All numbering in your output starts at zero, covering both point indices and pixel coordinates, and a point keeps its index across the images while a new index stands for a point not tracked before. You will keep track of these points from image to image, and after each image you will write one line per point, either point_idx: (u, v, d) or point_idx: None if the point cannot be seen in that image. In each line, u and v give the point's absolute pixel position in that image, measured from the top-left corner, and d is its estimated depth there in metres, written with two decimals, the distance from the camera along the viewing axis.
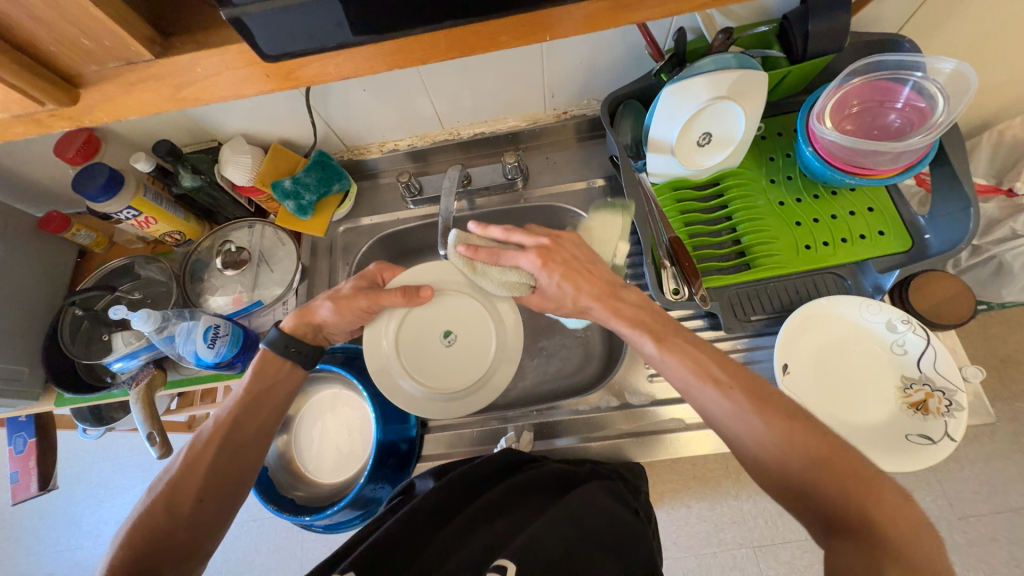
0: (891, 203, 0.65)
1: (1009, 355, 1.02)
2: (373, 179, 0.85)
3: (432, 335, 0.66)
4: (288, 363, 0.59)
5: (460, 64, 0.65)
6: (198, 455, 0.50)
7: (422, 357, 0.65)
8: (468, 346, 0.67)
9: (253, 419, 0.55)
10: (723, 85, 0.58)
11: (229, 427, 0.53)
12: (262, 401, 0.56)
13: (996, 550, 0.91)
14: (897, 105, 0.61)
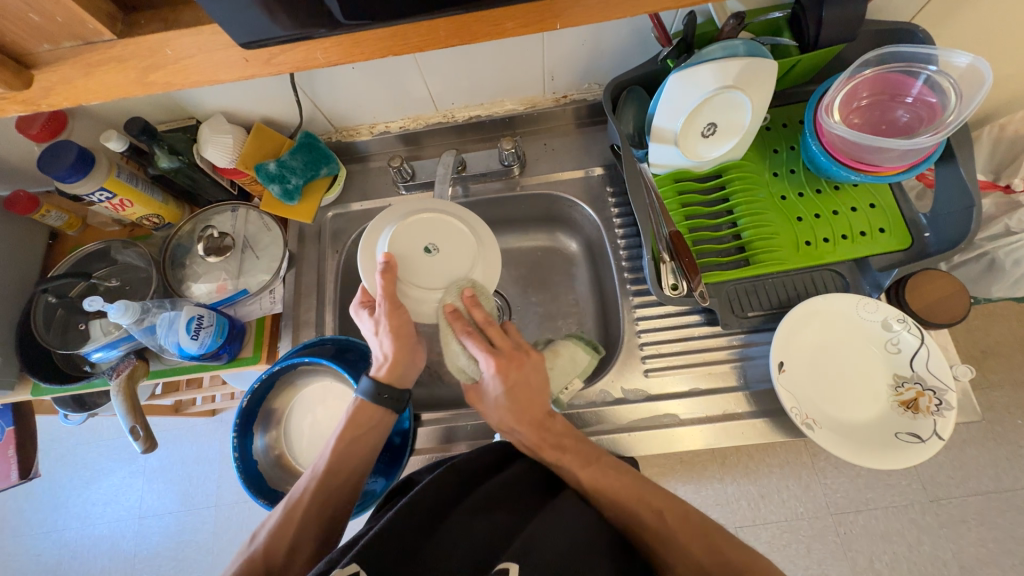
0: (893, 200, 0.65)
1: (990, 347, 1.04)
2: (364, 162, 0.81)
3: (413, 246, 0.62)
4: (383, 410, 0.59)
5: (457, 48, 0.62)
6: (295, 504, 0.55)
7: (423, 273, 0.62)
8: (454, 253, 0.63)
9: (344, 462, 0.57)
10: (731, 74, 0.56)
11: (325, 475, 0.56)
12: (356, 444, 0.58)
13: (965, 531, 0.94)
14: (907, 100, 0.59)
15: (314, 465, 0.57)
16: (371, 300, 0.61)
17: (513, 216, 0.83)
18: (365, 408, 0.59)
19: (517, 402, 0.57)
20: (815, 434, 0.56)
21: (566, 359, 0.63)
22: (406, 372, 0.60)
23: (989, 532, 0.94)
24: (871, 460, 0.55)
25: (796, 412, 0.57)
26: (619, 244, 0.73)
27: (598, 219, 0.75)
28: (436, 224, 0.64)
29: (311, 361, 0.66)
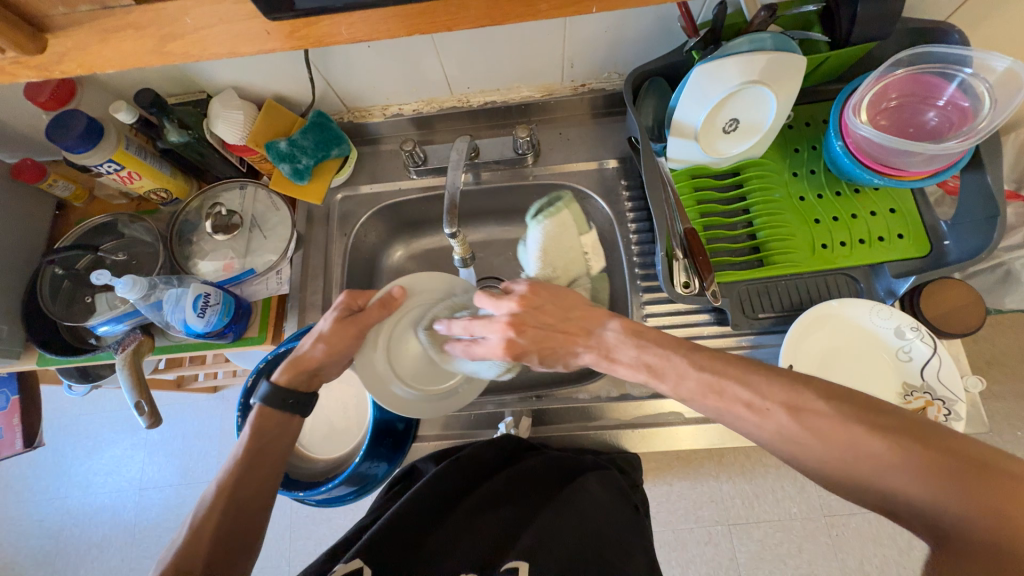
0: (913, 205, 0.63)
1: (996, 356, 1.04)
2: (375, 145, 0.80)
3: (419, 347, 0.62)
4: (284, 417, 0.54)
5: (479, 31, 0.60)
6: (203, 521, 0.46)
7: (421, 365, 0.62)
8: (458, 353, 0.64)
9: (258, 469, 0.51)
10: (757, 69, 0.54)
11: (232, 485, 0.49)
12: (260, 460, 0.51)
13: None
14: (938, 102, 0.57)
15: (217, 476, 0.50)
16: (354, 306, 0.59)
17: (524, 206, 0.82)
18: (270, 415, 0.53)
19: (548, 348, 0.54)
20: None
21: (560, 232, 0.73)
22: (311, 381, 0.57)
23: None
24: None
25: None
26: (631, 240, 0.72)
27: (610, 213, 0.74)
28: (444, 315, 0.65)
29: None
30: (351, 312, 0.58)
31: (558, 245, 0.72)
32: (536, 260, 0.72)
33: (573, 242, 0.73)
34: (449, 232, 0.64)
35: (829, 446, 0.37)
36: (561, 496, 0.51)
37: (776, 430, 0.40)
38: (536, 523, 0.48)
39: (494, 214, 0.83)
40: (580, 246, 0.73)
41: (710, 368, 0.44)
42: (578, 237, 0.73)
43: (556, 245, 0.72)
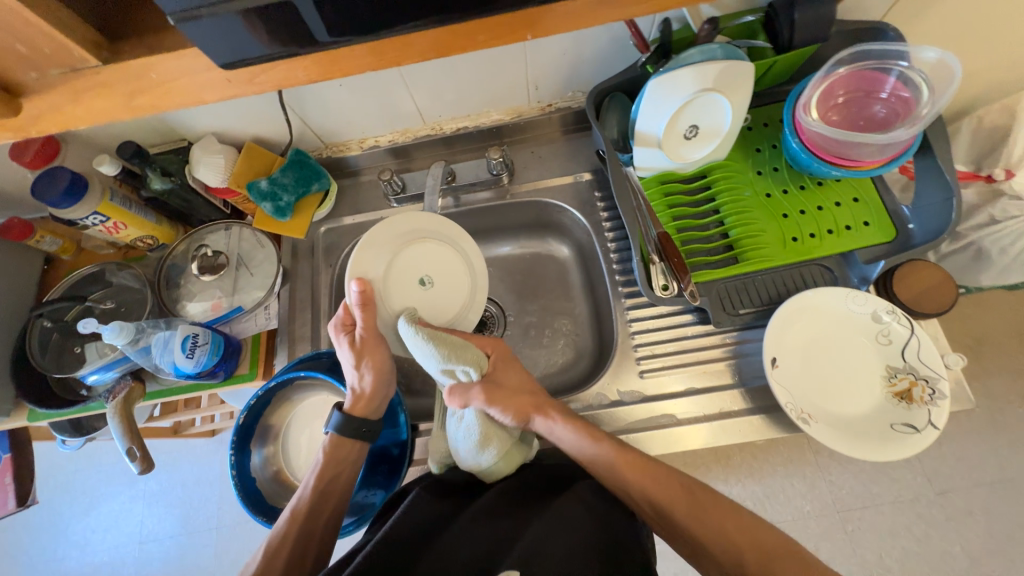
0: (875, 193, 0.66)
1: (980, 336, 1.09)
2: (355, 177, 0.82)
3: (404, 284, 0.66)
4: (356, 446, 0.60)
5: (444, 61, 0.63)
6: (277, 548, 0.53)
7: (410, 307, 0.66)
8: (444, 285, 0.68)
9: (324, 502, 0.57)
10: (710, 76, 0.57)
11: (304, 520, 0.55)
12: (329, 493, 0.57)
13: (971, 521, 1.02)
14: (882, 95, 0.60)
15: (294, 503, 0.56)
16: (348, 325, 0.62)
17: (507, 224, 0.84)
18: (343, 444, 0.59)
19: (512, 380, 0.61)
20: (811, 429, 0.56)
21: None
22: (380, 405, 0.62)
23: (994, 519, 1.02)
24: (869, 454, 0.55)
25: (791, 407, 0.57)
26: (609, 248, 0.74)
27: (587, 224, 0.76)
28: (429, 255, 0.68)
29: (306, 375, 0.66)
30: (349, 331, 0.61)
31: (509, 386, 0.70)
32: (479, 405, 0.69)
33: None
34: None
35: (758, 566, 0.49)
36: (557, 504, 0.51)
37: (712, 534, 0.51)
38: (531, 530, 0.48)
39: (476, 234, 0.85)
40: None
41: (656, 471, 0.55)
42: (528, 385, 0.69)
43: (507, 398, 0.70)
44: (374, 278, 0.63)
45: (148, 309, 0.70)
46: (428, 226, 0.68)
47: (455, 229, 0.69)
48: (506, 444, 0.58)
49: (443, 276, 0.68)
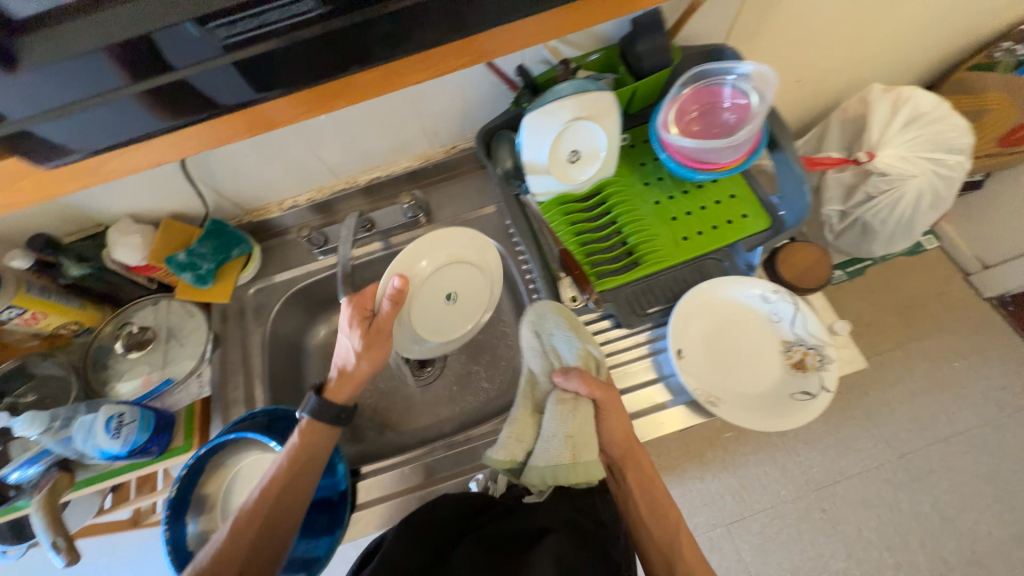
0: (747, 187, 0.73)
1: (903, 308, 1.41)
2: (281, 236, 0.86)
3: (432, 291, 0.65)
4: (327, 432, 0.62)
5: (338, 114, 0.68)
6: (240, 533, 0.56)
7: (425, 309, 0.66)
8: (465, 303, 0.70)
9: (289, 491, 0.59)
10: (582, 107, 0.64)
11: (270, 504, 0.58)
12: (299, 478, 0.60)
13: (933, 477, 1.23)
14: (726, 105, 0.68)
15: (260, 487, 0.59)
16: (366, 311, 0.61)
17: None
18: (317, 428, 0.62)
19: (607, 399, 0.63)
20: (719, 411, 0.60)
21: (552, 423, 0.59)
22: (350, 391, 0.65)
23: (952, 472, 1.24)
24: (771, 425, 0.60)
25: (699, 392, 0.61)
26: (525, 271, 0.79)
27: (502, 249, 0.82)
28: (460, 274, 0.67)
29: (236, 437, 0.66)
30: (367, 314, 0.61)
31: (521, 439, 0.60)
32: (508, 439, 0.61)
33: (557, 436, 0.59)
34: (344, 299, 0.64)
35: None
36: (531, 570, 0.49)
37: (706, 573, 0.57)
38: None
39: None
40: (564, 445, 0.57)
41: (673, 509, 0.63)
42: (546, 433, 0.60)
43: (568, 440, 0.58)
44: (413, 276, 0.63)
45: (74, 395, 0.70)
46: (462, 246, 0.66)
47: (496, 267, 0.71)
48: (587, 452, 0.58)
49: (465, 292, 0.68)
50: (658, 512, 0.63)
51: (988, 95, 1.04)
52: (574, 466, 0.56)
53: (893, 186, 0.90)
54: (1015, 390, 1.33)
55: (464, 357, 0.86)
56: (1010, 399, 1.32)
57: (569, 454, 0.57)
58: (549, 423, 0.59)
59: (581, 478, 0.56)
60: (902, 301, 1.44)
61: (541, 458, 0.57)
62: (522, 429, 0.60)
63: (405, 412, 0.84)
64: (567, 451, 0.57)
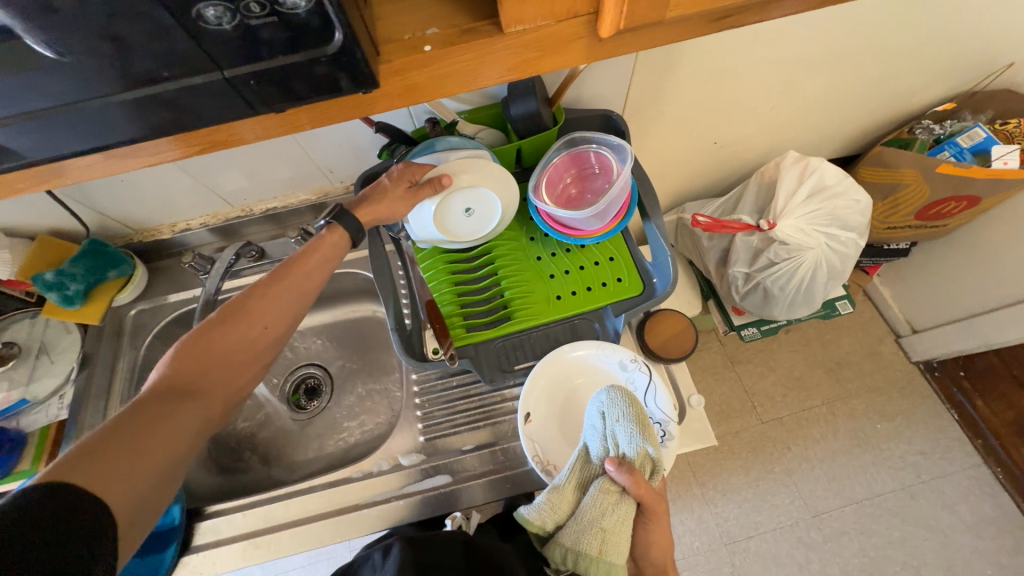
0: (627, 250, 0.73)
1: (835, 364, 1.43)
2: (175, 257, 0.85)
3: (455, 200, 0.64)
4: (330, 256, 0.57)
5: (216, 156, 0.69)
6: (215, 342, 0.49)
7: (441, 212, 0.65)
8: (468, 231, 0.68)
9: (283, 312, 0.53)
10: (452, 159, 0.63)
11: (264, 313, 0.52)
12: (301, 295, 0.55)
13: (846, 540, 1.25)
14: (598, 171, 0.70)
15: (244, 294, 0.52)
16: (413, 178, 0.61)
17: (333, 292, 0.88)
18: (337, 236, 0.58)
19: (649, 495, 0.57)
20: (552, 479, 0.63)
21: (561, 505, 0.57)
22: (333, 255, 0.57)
23: (867, 537, 1.25)
24: None
25: (538, 458, 0.64)
26: None
27: None
28: (479, 202, 0.66)
29: None
30: (410, 184, 0.61)
31: (618, 538, 0.55)
32: (541, 516, 0.58)
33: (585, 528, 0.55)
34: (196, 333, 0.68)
35: None
36: None
37: None
38: None
39: None
40: (593, 539, 0.54)
41: None
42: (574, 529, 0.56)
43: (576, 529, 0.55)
44: (460, 181, 0.62)
45: None
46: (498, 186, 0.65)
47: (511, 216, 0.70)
48: (617, 552, 0.55)
49: (474, 223, 0.68)
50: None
51: (902, 171, 1.04)
52: (597, 561, 0.54)
53: (792, 256, 0.92)
54: (932, 457, 1.31)
55: (352, 391, 0.87)
56: (926, 465, 1.30)
57: (597, 548, 0.54)
58: (587, 508, 0.55)
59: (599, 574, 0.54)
60: (833, 358, 1.44)
61: (566, 536, 0.56)
62: (560, 500, 0.58)
63: (283, 444, 0.84)
64: (596, 543, 0.54)
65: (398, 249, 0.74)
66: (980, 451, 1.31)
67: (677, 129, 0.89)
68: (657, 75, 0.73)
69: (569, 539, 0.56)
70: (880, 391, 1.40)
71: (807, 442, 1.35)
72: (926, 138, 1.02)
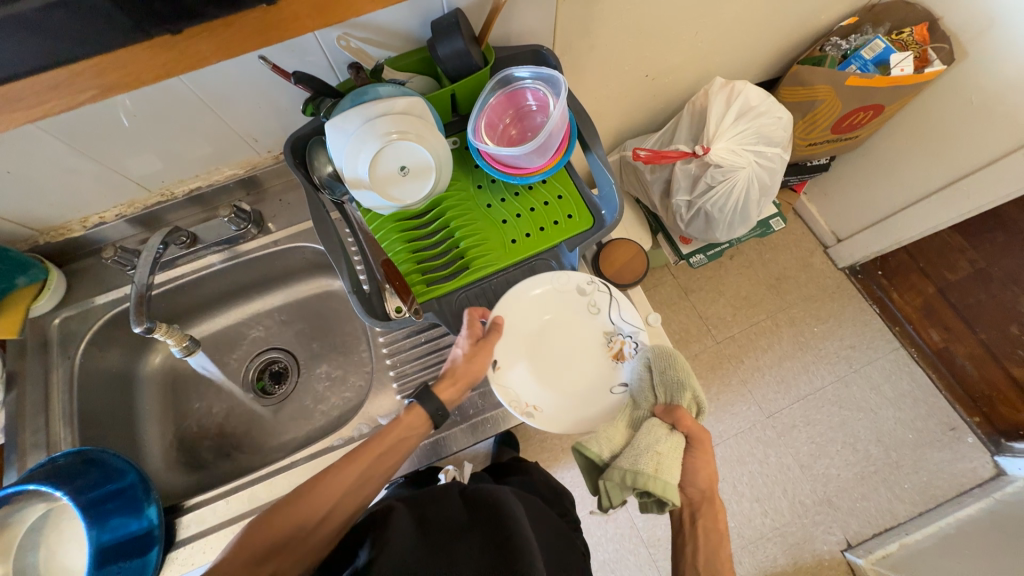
0: (574, 187, 0.74)
1: (774, 280, 1.56)
2: (96, 255, 0.78)
3: (391, 154, 0.63)
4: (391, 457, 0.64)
5: (87, 110, 0.56)
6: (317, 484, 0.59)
7: (373, 165, 0.63)
8: (398, 191, 0.66)
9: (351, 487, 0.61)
10: (396, 106, 0.62)
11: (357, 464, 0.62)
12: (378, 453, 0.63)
13: (794, 431, 1.41)
14: (536, 108, 0.70)
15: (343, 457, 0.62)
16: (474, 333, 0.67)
17: (282, 270, 0.85)
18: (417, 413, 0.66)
19: (697, 447, 0.63)
20: (538, 419, 0.68)
21: (613, 434, 0.63)
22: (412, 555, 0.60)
23: (812, 426, 1.41)
24: (591, 422, 0.68)
25: (518, 404, 0.68)
26: None
27: None
28: (414, 161, 0.64)
29: (19, 490, 0.57)
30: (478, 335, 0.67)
31: (674, 471, 0.58)
32: (597, 444, 0.62)
33: (646, 451, 0.59)
34: (138, 329, 0.64)
35: (707, 545, 0.63)
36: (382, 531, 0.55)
37: (707, 543, 0.63)
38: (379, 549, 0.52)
39: (253, 285, 0.85)
40: (653, 459, 0.58)
41: (717, 510, 0.65)
42: (631, 455, 0.59)
43: (635, 450, 0.59)
44: (397, 133, 0.61)
45: None
46: (432, 148, 0.64)
47: (443, 186, 0.69)
48: (672, 474, 0.58)
49: (404, 185, 0.65)
50: (716, 530, 0.64)
51: (815, 87, 1.11)
52: (654, 479, 0.57)
53: (727, 177, 0.97)
54: (860, 348, 1.48)
55: (321, 369, 0.85)
56: (856, 356, 1.47)
57: (653, 468, 0.57)
58: (642, 434, 0.61)
59: (658, 491, 0.56)
60: (773, 274, 1.56)
61: (624, 459, 0.59)
62: (615, 432, 0.64)
63: (257, 431, 0.82)
64: (652, 465, 0.58)
65: (344, 215, 0.72)
66: (897, 336, 1.49)
67: (609, 63, 0.89)
68: (582, 6, 0.71)
69: (627, 462, 0.59)
70: (814, 297, 1.54)
71: (757, 354, 1.49)
72: (835, 55, 1.09)
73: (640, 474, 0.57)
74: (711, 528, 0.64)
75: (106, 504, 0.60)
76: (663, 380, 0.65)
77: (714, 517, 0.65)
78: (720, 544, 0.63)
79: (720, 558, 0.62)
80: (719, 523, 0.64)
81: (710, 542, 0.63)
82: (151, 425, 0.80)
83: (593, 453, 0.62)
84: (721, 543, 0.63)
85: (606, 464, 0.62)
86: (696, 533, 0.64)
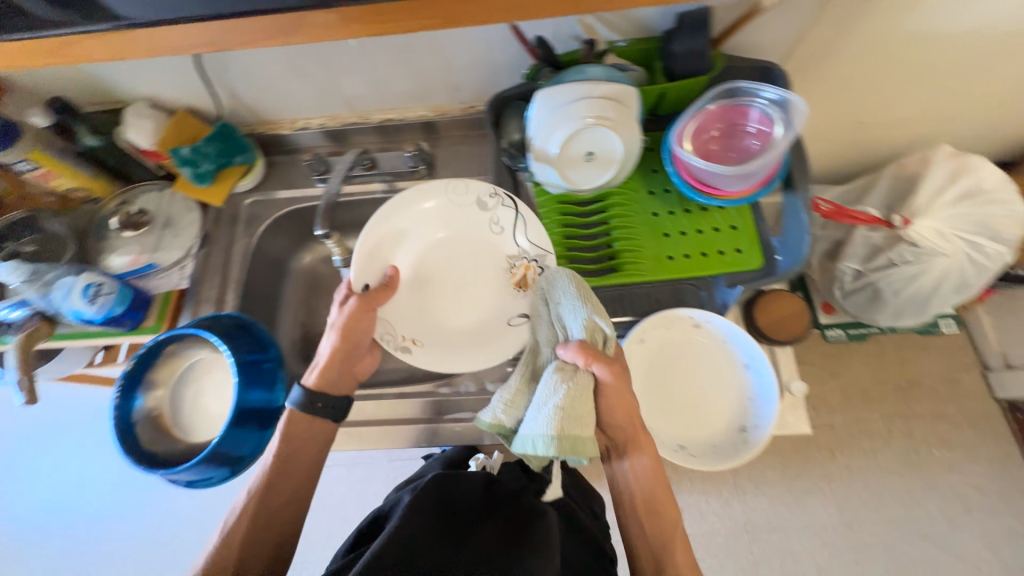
0: (753, 222, 0.68)
1: (908, 386, 1.35)
2: (290, 155, 0.87)
3: (583, 139, 0.62)
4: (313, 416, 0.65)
5: None
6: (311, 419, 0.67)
7: (563, 146, 0.63)
8: (575, 174, 0.66)
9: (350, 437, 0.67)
10: (602, 89, 0.59)
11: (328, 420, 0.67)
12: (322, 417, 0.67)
13: (874, 554, 1.23)
14: (751, 130, 0.65)
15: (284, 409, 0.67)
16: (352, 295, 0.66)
17: None
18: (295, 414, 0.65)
19: (613, 395, 0.59)
20: (414, 352, 0.69)
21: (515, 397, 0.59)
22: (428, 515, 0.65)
23: (898, 558, 1.22)
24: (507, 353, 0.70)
25: (393, 339, 0.69)
26: None
27: None
28: (602, 149, 0.63)
29: (194, 331, 0.67)
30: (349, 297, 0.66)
31: (582, 424, 0.54)
32: (498, 416, 0.58)
33: (542, 409, 0.54)
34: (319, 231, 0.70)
35: (652, 529, 0.63)
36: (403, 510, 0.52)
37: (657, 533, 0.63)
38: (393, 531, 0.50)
39: None
40: (552, 413, 0.53)
41: (660, 484, 0.65)
42: (532, 414, 0.55)
43: (533, 408, 0.55)
44: (596, 118, 0.59)
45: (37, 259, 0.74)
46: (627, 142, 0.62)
47: (619, 178, 0.68)
48: (582, 426, 0.54)
49: (584, 169, 0.66)
50: (655, 500, 0.64)
51: None
52: (560, 439, 0.52)
53: (919, 260, 0.84)
54: (992, 497, 1.24)
55: None
56: (980, 501, 1.24)
57: (556, 428, 0.52)
58: (539, 387, 0.56)
59: (568, 450, 0.52)
60: (908, 378, 1.35)
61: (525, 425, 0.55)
62: (516, 396, 0.59)
63: None
64: (556, 422, 0.53)
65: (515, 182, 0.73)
66: None
67: (831, 100, 0.80)
68: (837, 30, 0.64)
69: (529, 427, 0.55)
70: (952, 420, 1.31)
71: (858, 455, 1.31)
72: None
73: (546, 438, 0.52)
74: (661, 506, 0.64)
75: (250, 370, 0.68)
76: (556, 320, 0.60)
77: (661, 494, 0.64)
78: (674, 528, 0.63)
79: (675, 549, 0.61)
80: (663, 494, 0.64)
81: (658, 530, 0.63)
82: (287, 314, 0.89)
83: (501, 428, 0.59)
84: (679, 536, 0.63)
85: (516, 429, 0.59)
86: (648, 520, 0.63)
